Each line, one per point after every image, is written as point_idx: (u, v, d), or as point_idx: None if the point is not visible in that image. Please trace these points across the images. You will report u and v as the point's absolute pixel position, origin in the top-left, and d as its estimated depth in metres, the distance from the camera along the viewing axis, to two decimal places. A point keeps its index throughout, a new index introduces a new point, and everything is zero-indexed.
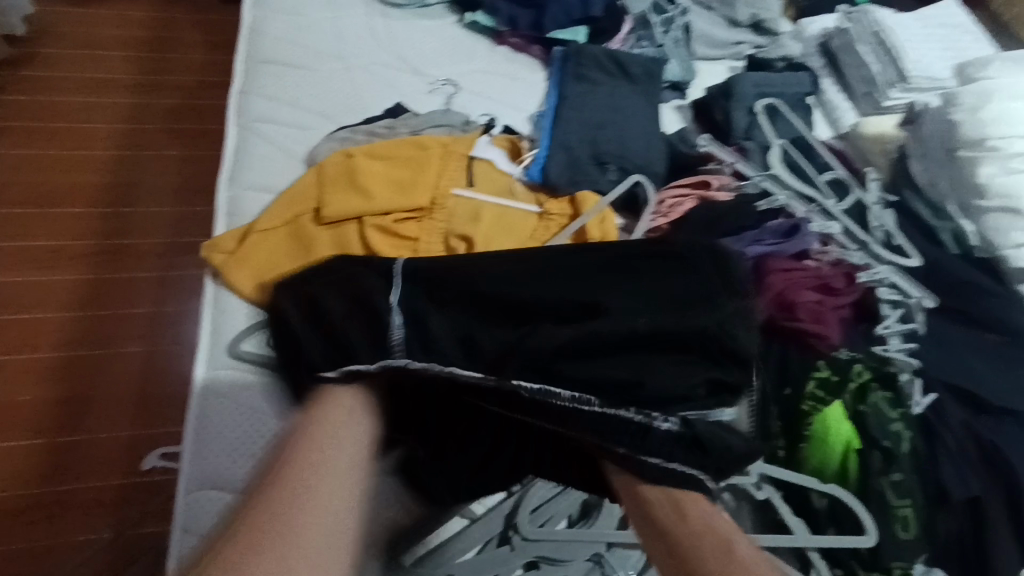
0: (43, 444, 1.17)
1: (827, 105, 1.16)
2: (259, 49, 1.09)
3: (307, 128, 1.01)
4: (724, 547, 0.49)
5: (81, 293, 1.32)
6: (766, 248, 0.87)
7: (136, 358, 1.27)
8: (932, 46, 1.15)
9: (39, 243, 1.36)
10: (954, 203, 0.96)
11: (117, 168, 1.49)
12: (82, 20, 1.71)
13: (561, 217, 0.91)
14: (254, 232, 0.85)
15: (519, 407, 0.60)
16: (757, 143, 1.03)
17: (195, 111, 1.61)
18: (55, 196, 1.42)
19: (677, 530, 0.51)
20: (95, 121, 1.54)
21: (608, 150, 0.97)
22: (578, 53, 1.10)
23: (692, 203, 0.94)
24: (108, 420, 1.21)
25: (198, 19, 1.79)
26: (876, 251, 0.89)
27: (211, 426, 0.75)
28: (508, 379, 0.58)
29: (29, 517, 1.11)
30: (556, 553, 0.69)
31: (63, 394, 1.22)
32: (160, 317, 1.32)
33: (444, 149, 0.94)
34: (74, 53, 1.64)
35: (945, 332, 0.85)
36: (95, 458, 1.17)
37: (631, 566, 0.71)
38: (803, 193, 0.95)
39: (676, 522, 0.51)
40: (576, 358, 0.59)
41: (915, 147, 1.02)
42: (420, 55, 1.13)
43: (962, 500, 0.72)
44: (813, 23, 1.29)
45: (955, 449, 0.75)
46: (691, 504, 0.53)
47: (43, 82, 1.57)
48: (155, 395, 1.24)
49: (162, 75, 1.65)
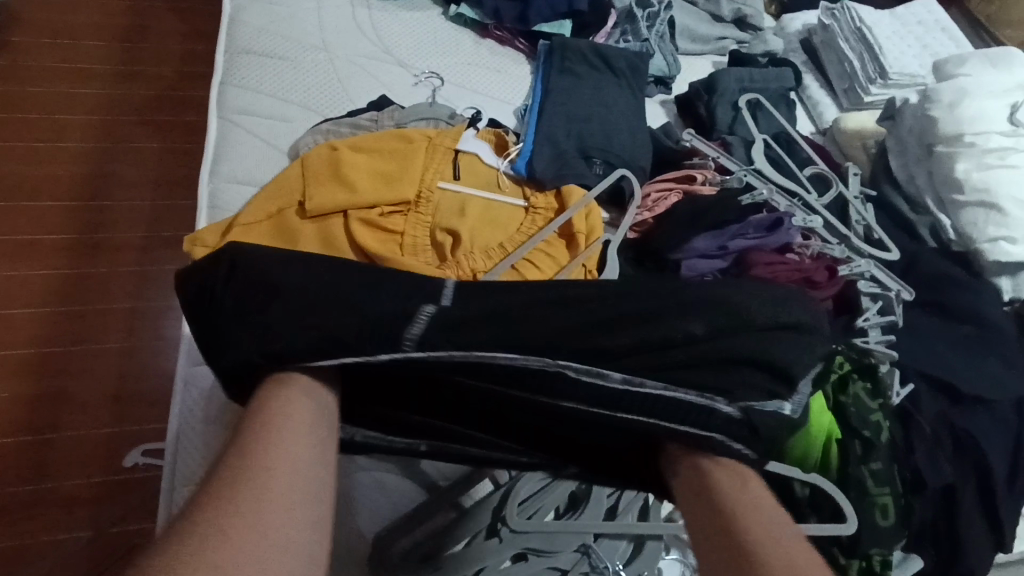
0: (20, 442, 1.14)
1: (809, 101, 1.19)
2: (240, 40, 1.07)
3: (290, 120, 0.99)
4: (775, 525, 0.42)
5: (57, 288, 1.29)
6: (749, 242, 0.88)
7: (115, 354, 1.25)
8: (910, 43, 1.16)
9: (13, 237, 1.33)
10: (932, 198, 0.98)
11: (93, 160, 1.45)
12: (55, 8, 1.67)
13: (547, 210, 0.92)
14: (236, 225, 0.83)
15: (557, 392, 0.51)
16: (740, 138, 1.04)
17: (174, 102, 1.58)
18: (28, 188, 1.39)
19: (730, 501, 0.44)
20: (69, 112, 1.51)
21: (594, 144, 0.98)
22: (564, 46, 1.10)
23: (677, 197, 0.95)
24: (86, 417, 1.18)
25: (176, 8, 1.76)
26: (856, 245, 0.91)
27: (193, 424, 0.74)
28: (549, 370, 0.49)
29: (6, 516, 1.08)
30: (543, 544, 0.69)
31: (38, 391, 1.19)
32: (140, 312, 1.30)
33: (429, 143, 0.93)
34: (47, 42, 1.60)
35: (921, 324, 0.87)
36: (75, 456, 1.15)
37: (617, 555, 0.71)
38: (785, 188, 0.96)
39: (731, 498, 0.44)
40: (633, 348, 0.49)
41: (893, 142, 1.04)
42: (405, 47, 1.12)
43: (936, 486, 0.74)
44: (795, 19, 1.30)
45: (931, 437, 0.77)
46: (751, 488, 0.46)
47: (14, 72, 1.53)
48: (135, 392, 1.22)
49: (139, 65, 1.62)
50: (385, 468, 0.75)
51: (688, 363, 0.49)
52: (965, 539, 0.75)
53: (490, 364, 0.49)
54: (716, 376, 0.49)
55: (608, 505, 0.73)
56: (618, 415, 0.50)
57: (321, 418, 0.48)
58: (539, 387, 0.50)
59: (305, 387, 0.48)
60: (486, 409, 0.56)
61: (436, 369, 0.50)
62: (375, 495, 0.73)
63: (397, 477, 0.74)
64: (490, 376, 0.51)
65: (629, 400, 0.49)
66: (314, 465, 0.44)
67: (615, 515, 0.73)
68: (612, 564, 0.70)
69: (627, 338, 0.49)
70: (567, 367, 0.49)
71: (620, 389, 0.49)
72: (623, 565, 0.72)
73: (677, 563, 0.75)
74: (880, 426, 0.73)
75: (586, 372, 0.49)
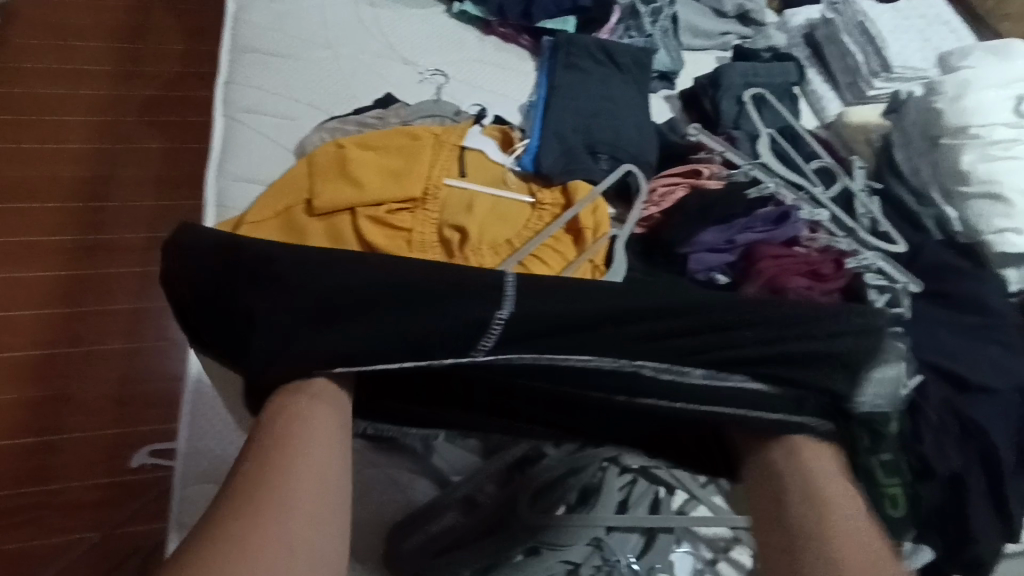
0: (26, 444, 1.14)
1: (812, 95, 1.19)
2: (244, 38, 1.07)
3: (296, 118, 0.99)
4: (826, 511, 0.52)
5: (62, 290, 1.29)
6: (757, 235, 0.89)
7: (120, 355, 1.25)
8: (913, 36, 1.17)
9: (17, 239, 1.33)
10: (938, 189, 0.99)
11: (96, 161, 1.45)
12: (54, 9, 1.67)
13: (554, 207, 0.92)
14: (245, 224, 0.84)
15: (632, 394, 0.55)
16: (745, 132, 1.04)
17: (176, 102, 1.58)
18: (32, 190, 1.39)
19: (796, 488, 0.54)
20: (72, 113, 1.51)
21: (601, 140, 0.98)
22: (569, 42, 1.10)
23: (684, 190, 0.95)
24: (93, 418, 1.19)
25: (175, 8, 1.75)
26: (862, 238, 0.92)
27: (205, 422, 0.75)
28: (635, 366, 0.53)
29: (14, 517, 1.09)
30: (557, 538, 0.68)
31: (46, 392, 1.19)
32: (144, 313, 1.30)
33: (436, 140, 0.93)
34: (48, 43, 1.60)
35: (927, 315, 0.87)
36: (80, 457, 1.15)
37: (629, 548, 0.71)
38: (791, 181, 0.97)
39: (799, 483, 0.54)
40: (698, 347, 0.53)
41: (898, 135, 1.04)
42: (409, 44, 1.12)
43: (945, 475, 0.75)
44: (797, 14, 1.31)
45: (937, 424, 0.77)
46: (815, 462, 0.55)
47: (16, 73, 1.53)
48: (142, 393, 1.22)
49: (140, 66, 1.62)
50: (397, 464, 0.75)
51: (759, 360, 0.53)
52: (974, 529, 0.75)
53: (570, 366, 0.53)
54: (785, 371, 0.53)
55: (619, 498, 0.74)
56: (698, 408, 0.54)
57: (337, 422, 0.51)
58: (619, 386, 0.54)
59: (324, 392, 0.51)
60: (562, 405, 0.61)
61: (515, 368, 0.54)
62: (387, 490, 0.74)
63: (410, 473, 0.75)
64: (564, 377, 0.54)
65: (707, 392, 0.53)
66: (333, 468, 0.48)
67: (626, 508, 0.73)
68: (625, 556, 0.70)
69: (690, 340, 0.53)
70: (643, 365, 0.53)
71: (702, 386, 0.53)
72: (635, 558, 0.71)
73: (690, 556, 0.73)
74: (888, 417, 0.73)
75: (666, 369, 0.53)
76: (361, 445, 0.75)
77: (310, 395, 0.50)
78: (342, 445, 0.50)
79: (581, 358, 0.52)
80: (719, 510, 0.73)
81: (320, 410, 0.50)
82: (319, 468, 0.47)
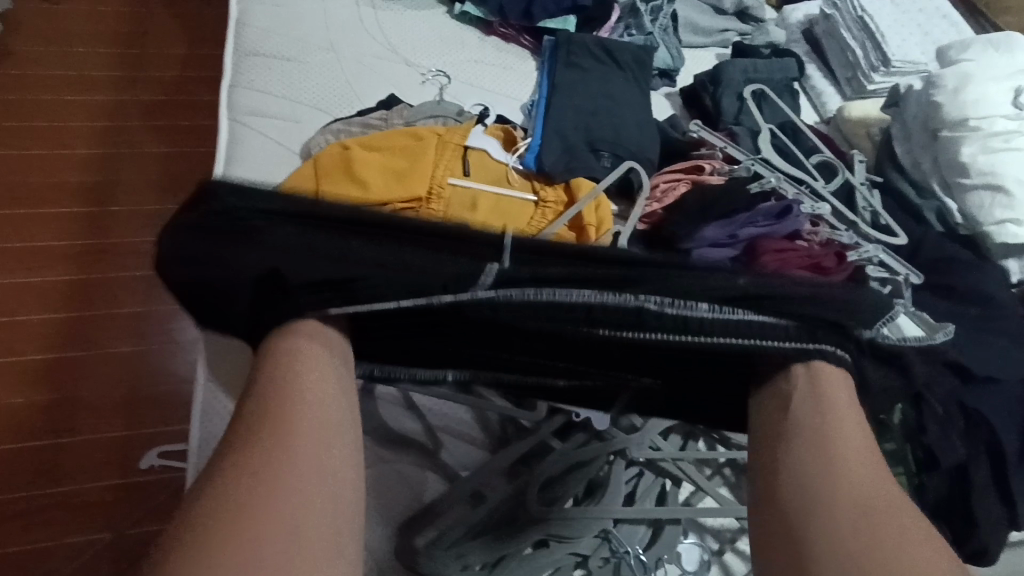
0: (37, 446, 1.16)
1: (812, 90, 1.20)
2: (248, 42, 1.08)
3: (299, 120, 1.00)
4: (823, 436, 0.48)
5: (70, 294, 1.31)
6: (759, 230, 0.90)
7: (128, 359, 1.26)
8: (912, 30, 1.17)
9: (24, 243, 1.34)
10: (938, 181, 0.99)
11: (101, 166, 1.47)
12: (58, 16, 1.68)
13: (557, 205, 0.93)
14: None
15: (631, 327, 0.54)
16: (746, 128, 1.05)
17: (179, 107, 1.60)
18: (38, 195, 1.40)
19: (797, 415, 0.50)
20: (77, 119, 1.52)
21: (603, 138, 0.99)
22: (569, 41, 1.11)
23: (686, 186, 0.96)
24: (101, 420, 1.20)
25: (178, 13, 1.77)
26: (864, 231, 0.92)
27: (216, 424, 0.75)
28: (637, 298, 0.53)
29: (24, 519, 1.10)
30: (564, 531, 0.70)
31: (55, 395, 1.21)
32: (151, 316, 1.31)
33: (440, 140, 0.94)
34: (50, 50, 1.61)
35: (927, 307, 0.88)
36: (90, 458, 1.16)
37: (636, 541, 0.72)
38: (793, 176, 0.98)
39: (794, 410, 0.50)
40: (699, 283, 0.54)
41: (897, 129, 1.05)
42: (410, 46, 1.13)
43: (949, 465, 0.76)
44: (796, 10, 1.31)
45: (942, 415, 0.75)
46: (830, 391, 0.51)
47: (22, 80, 1.55)
48: (149, 396, 1.23)
49: (144, 71, 1.63)
50: (406, 460, 0.76)
51: (762, 296, 0.53)
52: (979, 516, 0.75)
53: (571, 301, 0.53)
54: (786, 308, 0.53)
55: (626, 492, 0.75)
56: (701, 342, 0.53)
57: (332, 367, 0.53)
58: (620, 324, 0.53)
59: (322, 342, 0.54)
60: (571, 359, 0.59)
61: (516, 312, 0.54)
62: (397, 485, 0.74)
63: (419, 469, 0.76)
64: (565, 314, 0.54)
65: (713, 326, 0.52)
66: (325, 407, 0.50)
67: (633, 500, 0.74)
68: (633, 548, 0.71)
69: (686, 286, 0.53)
70: (646, 299, 0.53)
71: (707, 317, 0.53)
72: (643, 549, 0.72)
73: (696, 547, 0.74)
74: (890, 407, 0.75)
75: (670, 303, 0.53)
76: (371, 442, 0.77)
77: (309, 340, 0.53)
78: (347, 388, 0.53)
79: (577, 291, 0.53)
80: (725, 501, 0.74)
81: (319, 354, 0.52)
82: (320, 408, 0.49)
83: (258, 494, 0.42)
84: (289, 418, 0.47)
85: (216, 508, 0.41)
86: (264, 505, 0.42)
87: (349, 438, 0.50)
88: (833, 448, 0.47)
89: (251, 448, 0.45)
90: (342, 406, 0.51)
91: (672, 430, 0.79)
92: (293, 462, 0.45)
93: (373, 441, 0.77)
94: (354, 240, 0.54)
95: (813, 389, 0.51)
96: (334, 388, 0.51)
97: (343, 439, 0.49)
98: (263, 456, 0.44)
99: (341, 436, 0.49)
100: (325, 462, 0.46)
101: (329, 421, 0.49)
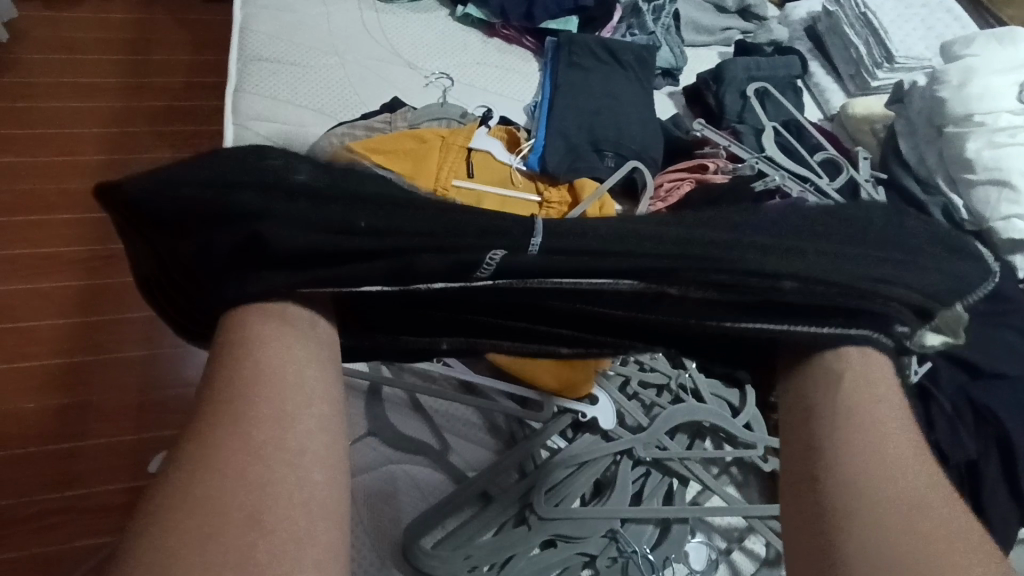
0: (51, 451, 1.17)
1: (815, 88, 1.20)
2: (251, 47, 1.09)
3: (305, 124, 1.01)
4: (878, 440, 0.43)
5: (78, 299, 1.32)
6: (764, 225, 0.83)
7: (137, 363, 1.27)
8: (915, 26, 1.17)
9: (33, 250, 1.36)
10: (944, 176, 0.99)
11: (108, 172, 1.48)
12: (63, 24, 1.70)
13: (561, 205, 0.93)
14: None
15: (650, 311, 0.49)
16: (750, 126, 1.05)
17: (184, 112, 1.61)
18: (46, 202, 1.42)
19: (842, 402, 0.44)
20: (84, 126, 1.53)
21: (606, 137, 0.99)
22: (571, 42, 1.11)
23: (690, 185, 0.96)
24: (112, 425, 1.21)
25: (182, 20, 1.78)
26: None
27: None
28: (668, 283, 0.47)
29: (38, 523, 1.11)
30: (571, 530, 0.70)
31: (66, 400, 1.22)
32: (159, 321, 1.32)
33: (443, 142, 0.95)
34: (56, 59, 1.63)
35: None
36: (102, 462, 1.17)
37: (643, 540, 0.72)
38: (797, 174, 0.98)
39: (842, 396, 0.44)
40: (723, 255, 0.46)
41: (902, 124, 1.04)
42: (413, 49, 1.14)
43: (959, 462, 0.76)
44: (798, 7, 1.31)
45: (950, 409, 0.78)
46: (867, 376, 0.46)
47: (28, 88, 1.56)
48: (159, 401, 1.24)
49: (148, 78, 1.64)
50: (415, 461, 0.77)
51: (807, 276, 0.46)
52: (994, 514, 0.74)
53: (588, 292, 0.47)
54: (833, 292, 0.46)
55: (633, 492, 0.75)
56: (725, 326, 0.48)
57: (309, 341, 0.44)
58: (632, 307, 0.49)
59: (296, 315, 0.45)
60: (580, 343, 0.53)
61: (527, 298, 0.48)
62: (406, 487, 0.74)
63: (427, 470, 0.76)
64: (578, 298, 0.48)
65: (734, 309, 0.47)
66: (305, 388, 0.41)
67: (640, 500, 0.75)
68: (640, 548, 0.71)
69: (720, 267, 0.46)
70: (670, 288, 0.46)
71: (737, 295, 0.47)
72: (650, 549, 0.72)
73: (704, 546, 0.74)
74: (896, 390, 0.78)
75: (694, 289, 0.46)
76: (379, 444, 0.77)
77: (277, 316, 0.44)
78: (325, 363, 0.44)
79: (592, 281, 0.46)
80: (732, 500, 0.74)
81: (290, 329, 0.44)
82: (291, 386, 0.41)
83: (222, 499, 0.35)
84: (254, 406, 0.39)
85: (172, 520, 0.34)
86: (236, 509, 0.35)
87: (332, 418, 0.41)
88: (877, 444, 0.42)
89: (209, 444, 0.37)
90: (319, 384, 0.42)
91: (678, 429, 0.79)
92: (263, 455, 0.37)
93: (381, 442, 0.78)
94: (344, 211, 0.45)
95: (852, 382, 0.45)
96: (308, 364, 0.43)
97: (323, 420, 0.41)
98: (226, 452, 0.37)
99: (321, 419, 0.41)
100: (301, 451, 0.38)
101: (303, 402, 0.41)
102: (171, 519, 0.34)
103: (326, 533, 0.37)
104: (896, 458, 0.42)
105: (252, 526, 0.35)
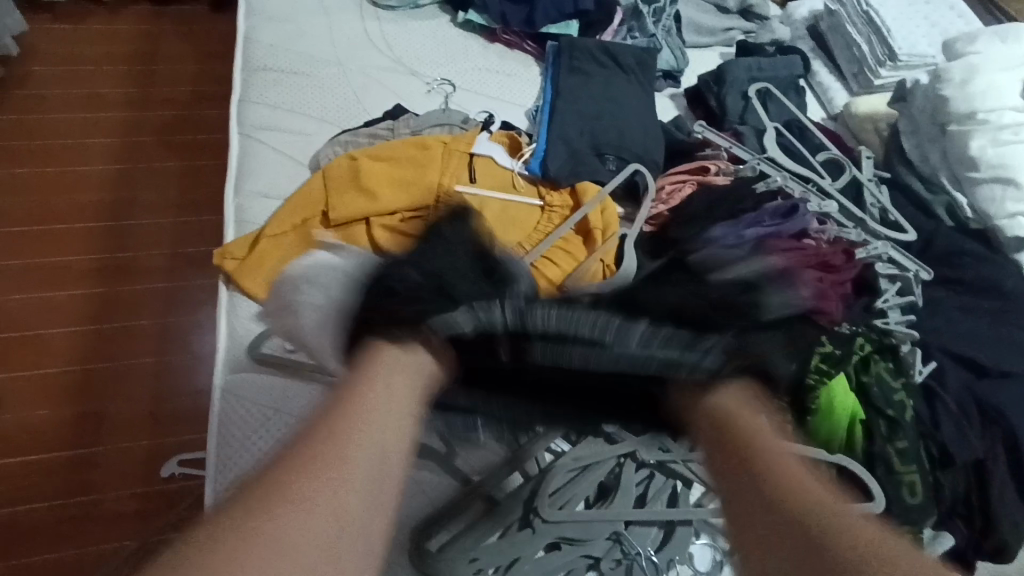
0: (66, 459, 1.19)
1: (818, 86, 1.19)
2: (256, 58, 1.10)
3: (309, 133, 1.02)
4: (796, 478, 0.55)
5: (91, 308, 1.34)
6: (767, 229, 0.89)
7: (149, 370, 1.29)
8: (917, 24, 1.16)
9: (46, 260, 1.38)
10: (947, 175, 0.99)
11: (118, 183, 1.50)
12: (72, 37, 1.72)
13: (563, 209, 0.94)
14: (264, 237, 0.87)
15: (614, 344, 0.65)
16: (752, 127, 1.05)
17: (192, 122, 1.63)
18: (58, 213, 1.44)
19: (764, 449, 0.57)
20: (93, 137, 1.56)
21: (607, 140, 1.00)
22: (571, 47, 1.11)
23: (691, 188, 0.97)
24: (126, 431, 1.23)
25: (188, 31, 1.80)
26: (872, 228, 0.93)
27: (234, 433, 0.77)
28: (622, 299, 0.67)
29: (56, 529, 1.13)
30: (576, 534, 0.70)
31: (80, 407, 1.24)
32: (172, 328, 1.34)
33: (445, 148, 0.95)
34: (67, 71, 1.65)
35: (941, 301, 0.89)
36: (119, 468, 1.19)
37: (648, 542, 0.72)
38: (799, 175, 0.98)
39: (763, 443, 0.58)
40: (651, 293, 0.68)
41: (905, 123, 1.04)
42: (415, 56, 1.15)
43: (964, 461, 0.76)
44: (800, 6, 1.31)
45: (954, 410, 0.79)
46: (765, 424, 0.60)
47: (39, 101, 1.59)
48: (172, 408, 1.26)
49: (156, 88, 1.67)
50: (420, 467, 0.77)
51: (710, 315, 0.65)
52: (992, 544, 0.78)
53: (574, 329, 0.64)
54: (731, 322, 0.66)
55: (637, 494, 0.75)
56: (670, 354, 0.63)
57: (404, 384, 0.59)
58: None
59: (386, 377, 0.58)
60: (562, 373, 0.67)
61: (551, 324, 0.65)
62: (412, 492, 0.75)
63: (433, 475, 0.77)
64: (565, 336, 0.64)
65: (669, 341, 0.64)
66: (373, 439, 0.53)
67: (645, 502, 0.75)
68: (644, 549, 0.71)
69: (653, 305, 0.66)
70: None
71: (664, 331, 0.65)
72: (655, 551, 0.73)
73: (708, 547, 0.75)
74: (852, 343, 0.81)
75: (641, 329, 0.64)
76: None
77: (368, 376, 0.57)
78: (396, 418, 0.56)
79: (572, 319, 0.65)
80: None
81: (400, 367, 0.60)
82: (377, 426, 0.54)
83: (283, 511, 0.46)
84: (352, 429, 0.53)
85: (264, 506, 0.46)
86: (289, 520, 0.46)
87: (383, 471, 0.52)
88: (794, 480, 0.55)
89: (302, 464, 0.49)
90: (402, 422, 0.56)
91: None
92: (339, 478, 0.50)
93: None
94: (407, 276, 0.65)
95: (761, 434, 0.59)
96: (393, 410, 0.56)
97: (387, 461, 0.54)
98: (301, 478, 0.48)
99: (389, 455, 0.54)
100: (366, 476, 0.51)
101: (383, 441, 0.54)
102: (245, 514, 0.46)
103: (364, 553, 0.49)
104: (787, 477, 0.55)
105: (296, 537, 0.45)
